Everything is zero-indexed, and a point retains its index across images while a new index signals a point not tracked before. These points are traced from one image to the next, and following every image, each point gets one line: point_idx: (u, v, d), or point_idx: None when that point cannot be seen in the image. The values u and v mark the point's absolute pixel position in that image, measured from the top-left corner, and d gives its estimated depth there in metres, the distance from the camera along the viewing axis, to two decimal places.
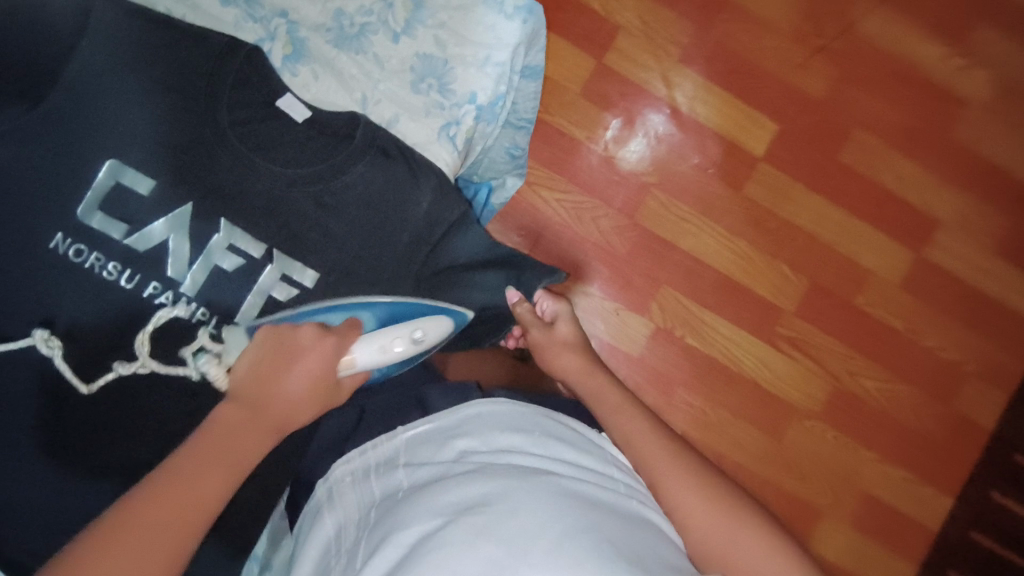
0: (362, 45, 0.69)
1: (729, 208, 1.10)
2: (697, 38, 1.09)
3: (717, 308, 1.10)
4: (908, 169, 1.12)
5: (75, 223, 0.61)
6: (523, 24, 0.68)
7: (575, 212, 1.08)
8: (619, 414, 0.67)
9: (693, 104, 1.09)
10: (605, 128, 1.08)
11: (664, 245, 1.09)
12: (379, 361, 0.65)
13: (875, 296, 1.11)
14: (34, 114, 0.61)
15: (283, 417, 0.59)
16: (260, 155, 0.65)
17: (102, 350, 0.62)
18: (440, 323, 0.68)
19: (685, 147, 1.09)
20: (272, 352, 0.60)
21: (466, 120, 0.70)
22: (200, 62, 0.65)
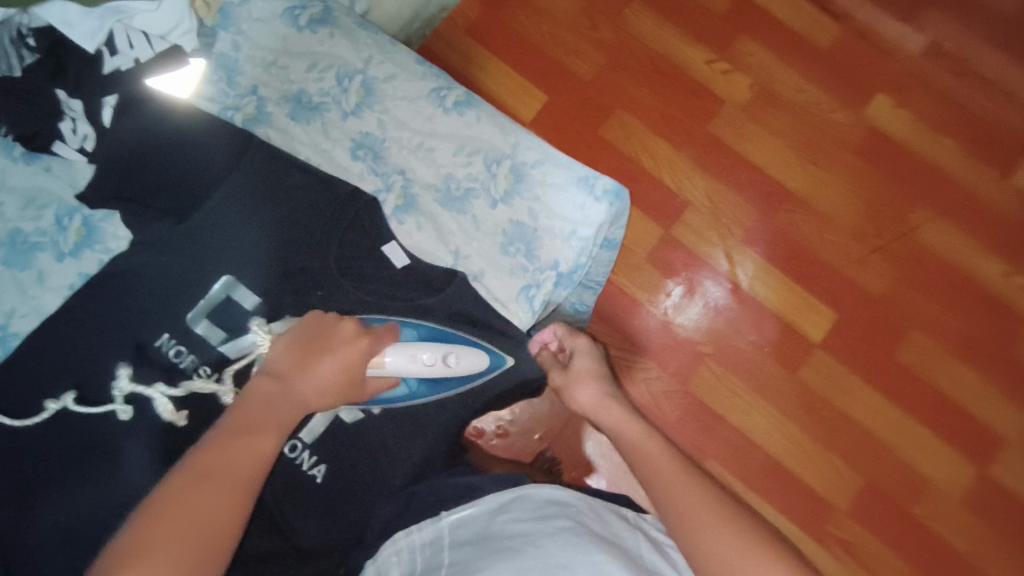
0: (464, 206, 0.74)
1: (783, 389, 1.10)
2: (763, 224, 1.16)
3: (764, 492, 1.07)
4: (973, 379, 1.10)
5: (183, 325, 0.70)
6: (609, 207, 0.73)
7: (628, 370, 1.11)
8: (676, 474, 0.59)
9: (754, 283, 1.14)
10: (665, 293, 1.13)
11: (712, 416, 1.09)
12: (410, 373, 0.66)
13: (936, 505, 1.06)
14: (176, 230, 0.71)
15: (308, 401, 0.59)
16: (358, 289, 0.72)
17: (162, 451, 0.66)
18: (476, 352, 0.70)
19: (742, 323, 1.12)
20: (316, 342, 0.62)
21: (546, 284, 0.72)
22: (322, 203, 0.73)
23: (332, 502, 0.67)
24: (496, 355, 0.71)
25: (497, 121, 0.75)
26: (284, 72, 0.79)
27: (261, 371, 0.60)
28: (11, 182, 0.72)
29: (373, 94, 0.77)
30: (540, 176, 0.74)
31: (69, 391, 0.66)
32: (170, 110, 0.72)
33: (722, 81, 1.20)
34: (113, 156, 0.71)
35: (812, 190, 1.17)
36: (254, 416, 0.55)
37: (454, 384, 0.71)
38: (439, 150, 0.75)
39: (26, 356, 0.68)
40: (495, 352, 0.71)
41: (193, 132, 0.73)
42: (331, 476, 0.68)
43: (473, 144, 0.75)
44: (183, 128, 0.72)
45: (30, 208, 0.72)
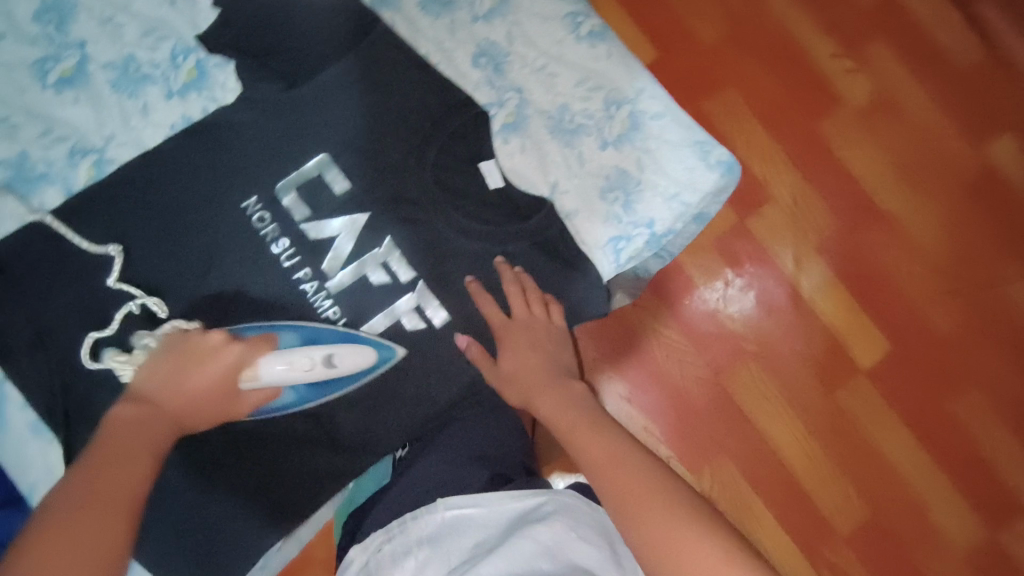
0: (573, 140, 0.71)
1: (815, 406, 1.08)
2: (842, 237, 1.10)
3: (769, 500, 1.06)
4: (1011, 444, 1.07)
5: (271, 192, 0.70)
6: (718, 178, 0.70)
7: (665, 348, 1.09)
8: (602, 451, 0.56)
9: (816, 295, 1.09)
10: (723, 282, 1.10)
11: (738, 414, 1.08)
12: (289, 380, 0.63)
13: (936, 556, 1.05)
14: (285, 95, 0.70)
15: (182, 414, 0.58)
16: (450, 202, 0.70)
17: (224, 304, 0.69)
18: (360, 348, 0.67)
19: (794, 332, 1.09)
20: (177, 355, 0.61)
21: (637, 240, 0.70)
22: (433, 106, 0.71)
23: (378, 400, 0.70)
24: (383, 348, 0.68)
25: (628, 62, 0.71)
26: None
27: (127, 394, 0.58)
28: (137, 8, 0.72)
29: (508, 4, 0.73)
30: (658, 129, 0.71)
31: (120, 245, 0.68)
32: None
33: (843, 80, 1.13)
34: (242, 11, 0.71)
35: (904, 214, 1.11)
36: (127, 440, 0.53)
37: (348, 382, 0.68)
38: (561, 77, 0.72)
39: (121, 186, 0.69)
40: (384, 345, 0.68)
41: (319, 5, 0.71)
42: (379, 375, 0.69)
43: (596, 80, 0.71)
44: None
45: (149, 38, 0.71)
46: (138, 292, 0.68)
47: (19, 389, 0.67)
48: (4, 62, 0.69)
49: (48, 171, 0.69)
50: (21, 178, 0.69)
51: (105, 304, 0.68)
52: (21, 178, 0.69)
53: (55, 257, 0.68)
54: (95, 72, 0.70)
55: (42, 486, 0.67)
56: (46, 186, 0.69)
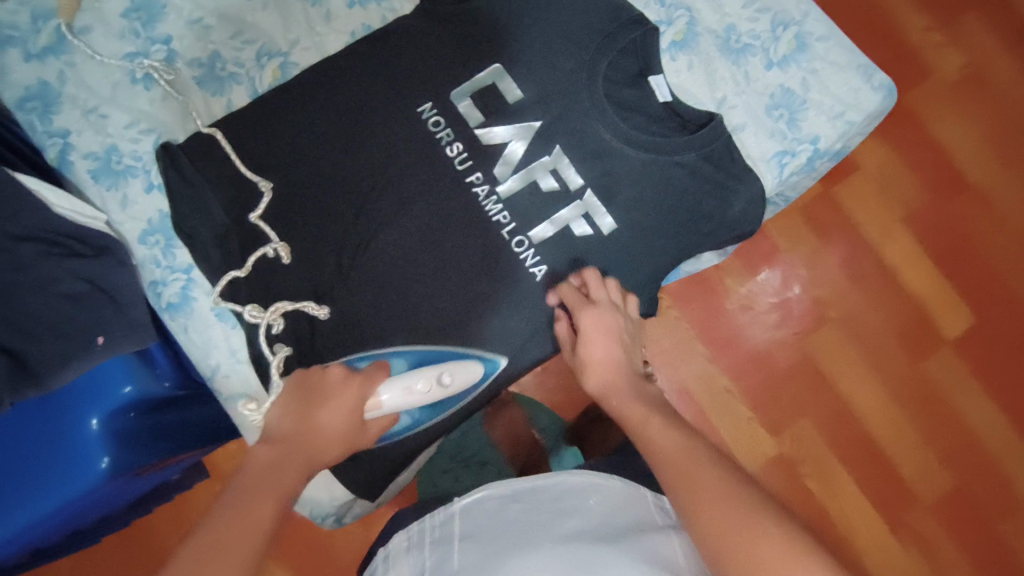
0: (740, 59, 0.73)
1: (900, 374, 1.07)
2: (929, 207, 1.09)
3: (851, 465, 1.06)
4: None
5: (446, 99, 0.72)
6: (881, 100, 0.72)
7: (748, 312, 1.09)
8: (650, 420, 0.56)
9: (902, 264, 1.08)
10: (810, 248, 1.09)
11: (821, 378, 1.07)
12: (407, 404, 0.65)
13: (1022, 529, 1.04)
14: (460, 7, 0.74)
15: (315, 452, 0.56)
16: (618, 112, 0.72)
17: (398, 207, 0.71)
18: (468, 366, 0.69)
19: (881, 301, 1.08)
20: (304, 395, 0.59)
21: (801, 156, 0.72)
22: (603, 23, 0.73)
23: (543, 303, 0.71)
24: (488, 360, 0.71)
25: None
26: None
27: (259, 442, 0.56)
28: None
29: None
30: (824, 50, 0.72)
31: (269, 182, 0.70)
32: None
33: (933, 54, 1.11)
34: None
35: (992, 188, 1.09)
36: (265, 483, 0.50)
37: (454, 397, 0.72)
38: None
39: (301, 89, 0.72)
40: (489, 358, 0.71)
41: None
42: (548, 279, 0.71)
43: (764, 2, 0.74)
44: None
45: None
46: (273, 236, 0.69)
47: (206, 277, 0.71)
48: None
49: (237, 72, 0.73)
50: (211, 76, 0.73)
51: (277, 205, 0.70)
52: (211, 76, 0.73)
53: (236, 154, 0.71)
54: None
55: (224, 367, 0.71)
56: (233, 85, 0.73)
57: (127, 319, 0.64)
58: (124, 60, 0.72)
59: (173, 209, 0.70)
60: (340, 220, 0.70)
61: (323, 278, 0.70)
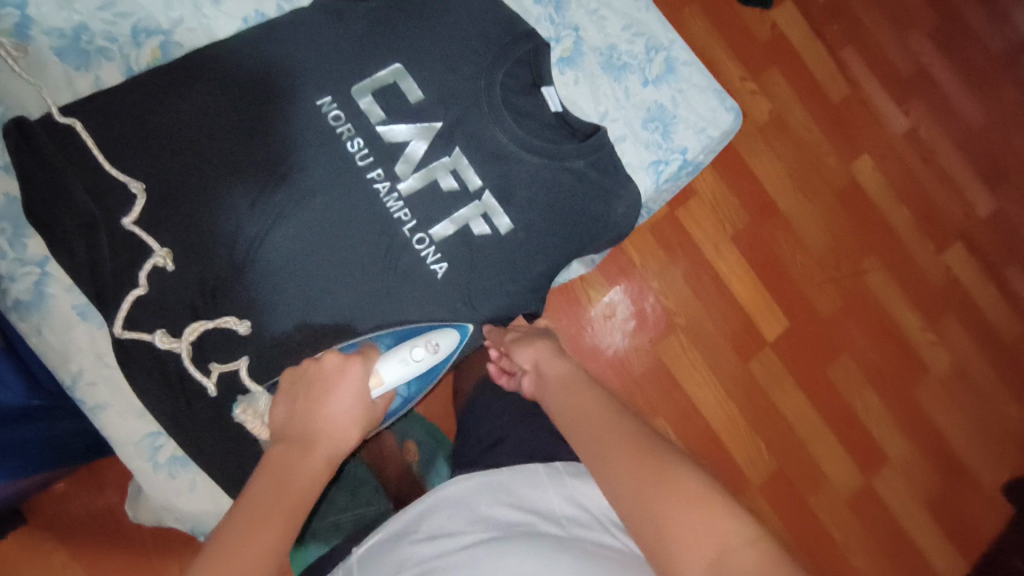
0: (621, 77, 0.82)
1: (732, 374, 1.22)
2: (749, 229, 1.25)
3: (695, 455, 1.19)
4: (875, 405, 1.27)
5: (347, 94, 0.72)
6: (733, 119, 0.84)
7: (605, 322, 1.18)
8: (590, 414, 0.60)
9: (732, 278, 1.24)
10: (659, 263, 1.21)
11: (671, 379, 1.20)
12: (408, 374, 0.65)
13: (826, 501, 1.23)
14: (360, 7, 0.74)
15: (334, 441, 0.56)
16: (514, 118, 0.76)
17: (293, 198, 0.68)
18: (447, 332, 0.70)
19: (715, 309, 1.23)
20: (302, 391, 0.58)
21: (672, 164, 0.81)
22: (496, 34, 0.77)
23: (443, 298, 0.73)
24: (462, 324, 0.72)
25: (664, 17, 0.84)
26: None
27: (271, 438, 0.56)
28: None
29: None
30: (689, 73, 0.83)
31: (141, 184, 0.64)
32: None
33: (748, 99, 1.29)
34: None
35: (794, 213, 1.28)
36: (283, 493, 0.50)
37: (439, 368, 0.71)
38: (611, 21, 0.83)
39: (181, 72, 0.67)
40: (460, 324, 0.72)
41: None
42: (450, 275, 0.73)
43: (639, 27, 0.83)
44: None
45: None
46: (156, 245, 0.64)
47: (66, 272, 0.64)
48: None
49: (108, 47, 0.67)
50: (75, 49, 0.66)
51: (162, 192, 0.65)
52: (75, 49, 0.66)
53: (102, 134, 0.64)
54: None
55: (88, 374, 0.64)
56: (103, 61, 0.67)
57: None
58: None
59: (28, 196, 0.63)
60: (228, 212, 0.66)
61: (215, 272, 0.65)
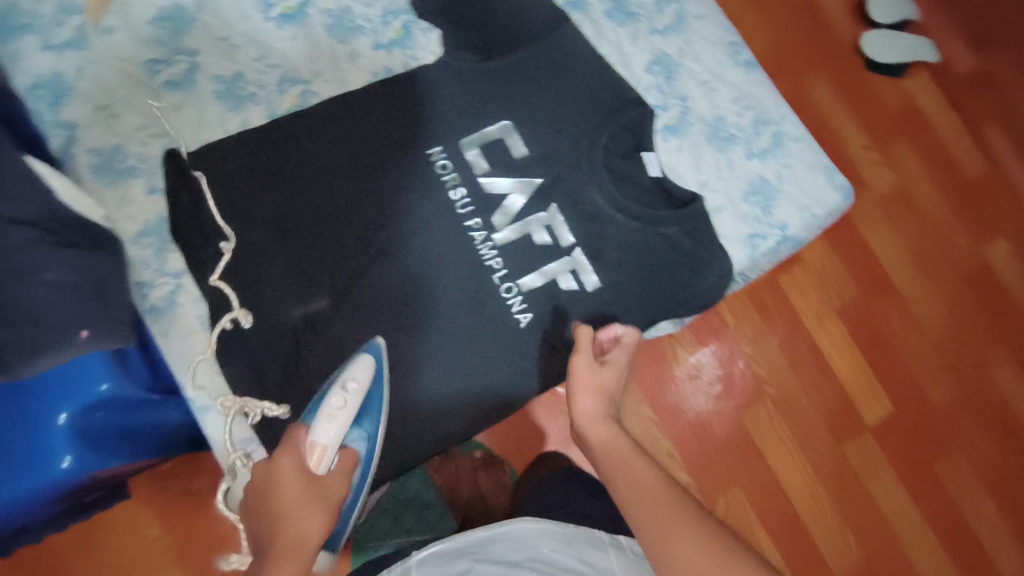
0: (725, 147, 0.82)
1: (824, 456, 1.14)
2: (858, 304, 1.18)
3: (774, 538, 1.10)
4: (991, 514, 1.15)
5: (457, 146, 0.77)
6: (841, 200, 0.82)
7: (688, 383, 1.13)
8: (630, 462, 0.61)
9: (833, 354, 1.17)
10: (753, 329, 1.16)
11: (754, 452, 1.12)
12: (343, 423, 0.63)
13: None
14: (478, 64, 0.78)
15: (296, 539, 0.53)
16: (613, 181, 0.78)
17: (398, 240, 0.74)
18: (358, 362, 0.67)
19: (811, 385, 1.16)
20: (259, 502, 0.56)
21: (770, 240, 0.80)
22: (605, 99, 0.80)
23: (522, 348, 0.74)
24: (370, 345, 0.69)
25: (776, 94, 0.84)
26: None
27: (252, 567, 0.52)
28: None
29: (683, 25, 0.85)
30: (797, 150, 0.82)
31: (231, 240, 0.71)
32: None
33: (870, 169, 1.22)
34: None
35: (912, 293, 1.20)
36: None
37: (377, 398, 0.68)
38: (721, 93, 0.83)
39: (316, 118, 0.75)
40: (368, 344, 0.69)
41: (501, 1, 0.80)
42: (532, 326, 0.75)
43: (749, 101, 0.83)
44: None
45: None
46: (273, 269, 0.71)
47: (195, 282, 0.71)
48: None
49: (257, 92, 0.76)
50: (232, 94, 0.75)
51: (283, 223, 0.72)
52: (231, 94, 0.75)
53: (238, 169, 0.73)
54: (315, 14, 0.78)
55: (200, 377, 0.70)
56: (251, 105, 0.76)
57: (108, 318, 0.62)
58: (145, 65, 0.73)
59: (172, 215, 0.72)
60: (337, 248, 0.72)
61: (318, 300, 0.71)
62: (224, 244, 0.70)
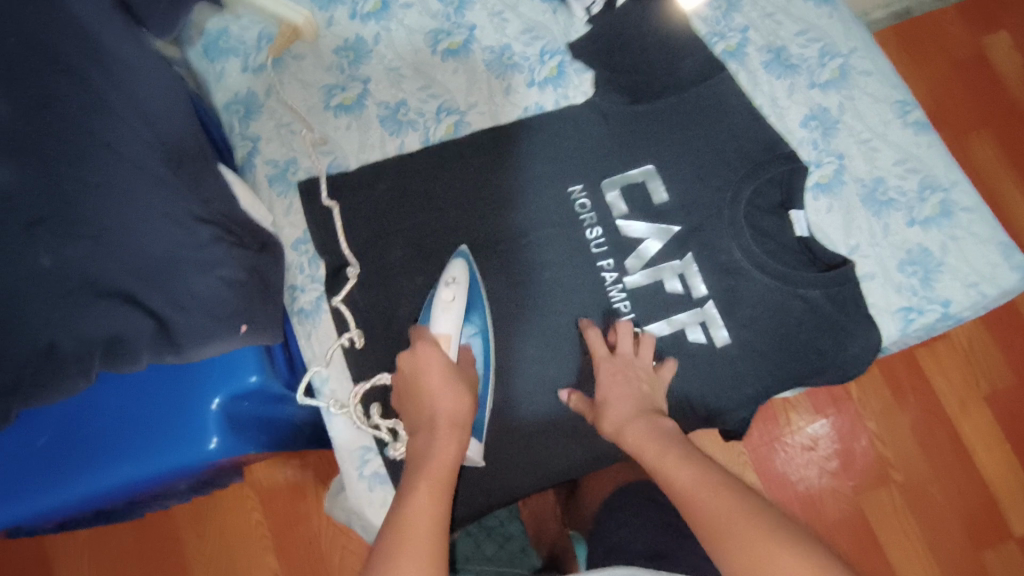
0: (883, 212, 0.76)
1: (958, 560, 1.00)
2: (1015, 394, 1.06)
3: None
4: None
5: (596, 186, 0.77)
6: (1018, 280, 0.74)
7: (804, 452, 1.04)
8: (701, 493, 0.54)
9: (980, 447, 1.04)
10: (887, 406, 1.05)
11: (871, 541, 1.01)
12: (456, 312, 0.69)
13: None
14: (626, 107, 0.79)
15: (439, 426, 0.61)
16: (754, 235, 0.75)
17: (529, 273, 0.75)
18: (454, 264, 0.71)
19: (951, 478, 1.03)
20: (406, 398, 0.65)
21: (928, 315, 0.73)
22: (753, 151, 0.78)
23: None
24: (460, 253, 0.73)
25: (948, 158, 0.78)
26: (774, 26, 0.83)
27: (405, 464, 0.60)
28: (522, 10, 0.84)
29: (846, 79, 0.80)
30: (967, 220, 0.76)
31: (356, 268, 0.74)
32: (642, 19, 0.80)
33: None
34: (597, 41, 0.81)
35: None
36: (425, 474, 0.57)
37: (479, 297, 0.72)
38: (883, 153, 0.78)
39: (464, 145, 0.78)
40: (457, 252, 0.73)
41: (654, 45, 0.80)
42: None
43: (915, 163, 0.77)
44: (648, 43, 0.80)
45: (526, 35, 0.83)
46: (408, 288, 0.75)
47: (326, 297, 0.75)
48: (409, 26, 0.82)
49: (416, 119, 0.80)
50: (393, 119, 0.80)
51: (424, 245, 0.76)
52: (392, 119, 0.80)
53: (386, 189, 0.77)
54: (477, 51, 0.82)
55: (333, 381, 0.75)
56: (410, 131, 0.80)
57: (264, 312, 0.69)
58: (323, 90, 0.80)
59: (319, 226, 0.76)
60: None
61: None
62: (349, 267, 0.74)
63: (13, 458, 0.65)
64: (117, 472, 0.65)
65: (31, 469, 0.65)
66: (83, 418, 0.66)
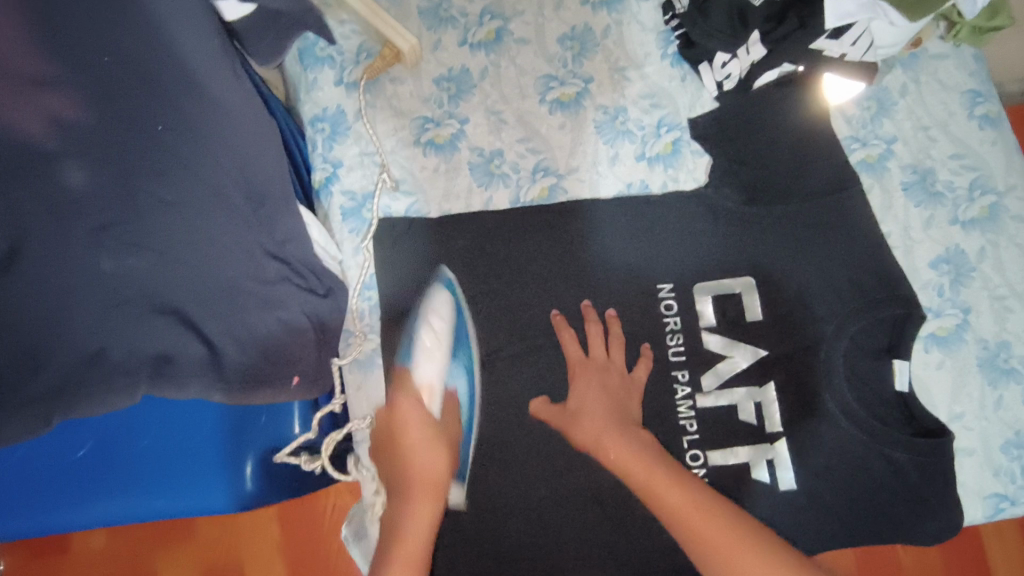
0: (1000, 383, 0.69)
1: None
2: None
3: None
4: None
5: (688, 287, 0.71)
6: None
7: None
8: (698, 519, 0.60)
9: None
10: None
11: None
12: (439, 352, 0.69)
13: None
14: (739, 208, 0.71)
15: (422, 482, 0.66)
16: (850, 381, 0.69)
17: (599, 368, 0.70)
18: (437, 297, 0.70)
19: None
20: (388, 444, 0.69)
21: (1020, 508, 0.67)
22: (869, 284, 0.70)
23: None
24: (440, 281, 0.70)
25: None
26: (927, 142, 0.73)
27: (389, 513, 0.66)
28: (647, 72, 0.76)
29: (993, 222, 0.71)
30: None
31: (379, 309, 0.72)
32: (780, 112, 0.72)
33: None
34: (722, 124, 0.73)
35: None
36: (403, 539, 0.62)
37: (467, 334, 0.70)
38: (1015, 316, 0.70)
39: (555, 214, 0.72)
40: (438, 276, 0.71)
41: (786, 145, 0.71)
42: None
43: None
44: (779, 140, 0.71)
45: (646, 101, 0.76)
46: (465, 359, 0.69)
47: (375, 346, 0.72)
48: (520, 66, 0.76)
49: (509, 173, 0.74)
50: (484, 169, 0.74)
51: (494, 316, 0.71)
52: (484, 169, 0.74)
53: (463, 248, 0.71)
54: (588, 109, 0.75)
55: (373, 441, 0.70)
56: (500, 185, 0.74)
57: (316, 364, 0.65)
58: (417, 122, 0.75)
59: (386, 272, 0.71)
60: (538, 356, 0.70)
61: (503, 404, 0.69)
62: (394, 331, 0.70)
63: (47, 466, 0.63)
64: (152, 504, 0.63)
65: (66, 481, 0.63)
66: (129, 438, 0.64)
